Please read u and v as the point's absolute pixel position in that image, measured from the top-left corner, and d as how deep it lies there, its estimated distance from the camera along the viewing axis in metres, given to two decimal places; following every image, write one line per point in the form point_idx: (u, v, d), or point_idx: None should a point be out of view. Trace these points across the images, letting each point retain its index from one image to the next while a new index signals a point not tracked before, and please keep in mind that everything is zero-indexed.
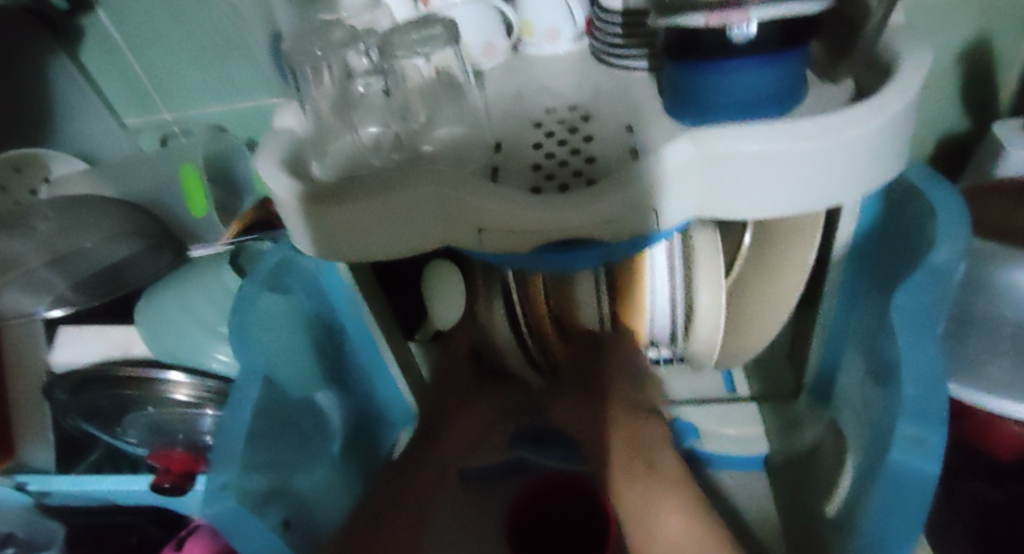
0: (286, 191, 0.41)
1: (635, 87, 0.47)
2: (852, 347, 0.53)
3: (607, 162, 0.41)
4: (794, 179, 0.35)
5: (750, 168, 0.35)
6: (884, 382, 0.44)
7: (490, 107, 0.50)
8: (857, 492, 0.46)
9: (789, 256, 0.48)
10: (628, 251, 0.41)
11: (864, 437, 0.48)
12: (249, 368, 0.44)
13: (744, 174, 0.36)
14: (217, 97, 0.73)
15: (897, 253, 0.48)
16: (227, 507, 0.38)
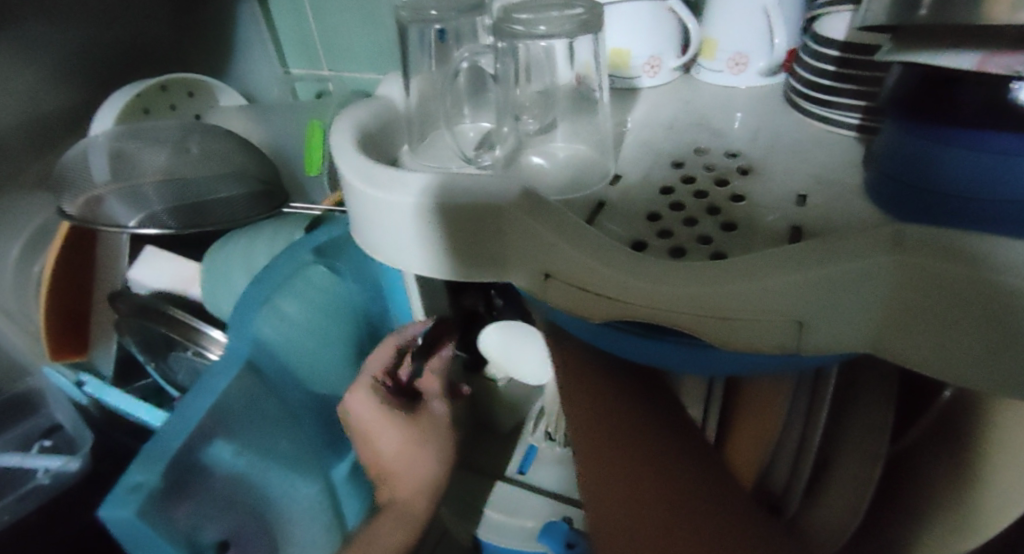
0: (355, 174, 0.32)
1: (827, 150, 0.33)
2: None
3: (755, 233, 0.28)
4: None
5: (979, 313, 0.22)
6: None
7: (627, 131, 0.39)
8: None
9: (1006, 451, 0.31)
10: (726, 368, 0.30)
11: None
12: (236, 352, 0.43)
13: (943, 311, 0.23)
14: (373, 66, 0.70)
15: None
16: (124, 516, 0.35)
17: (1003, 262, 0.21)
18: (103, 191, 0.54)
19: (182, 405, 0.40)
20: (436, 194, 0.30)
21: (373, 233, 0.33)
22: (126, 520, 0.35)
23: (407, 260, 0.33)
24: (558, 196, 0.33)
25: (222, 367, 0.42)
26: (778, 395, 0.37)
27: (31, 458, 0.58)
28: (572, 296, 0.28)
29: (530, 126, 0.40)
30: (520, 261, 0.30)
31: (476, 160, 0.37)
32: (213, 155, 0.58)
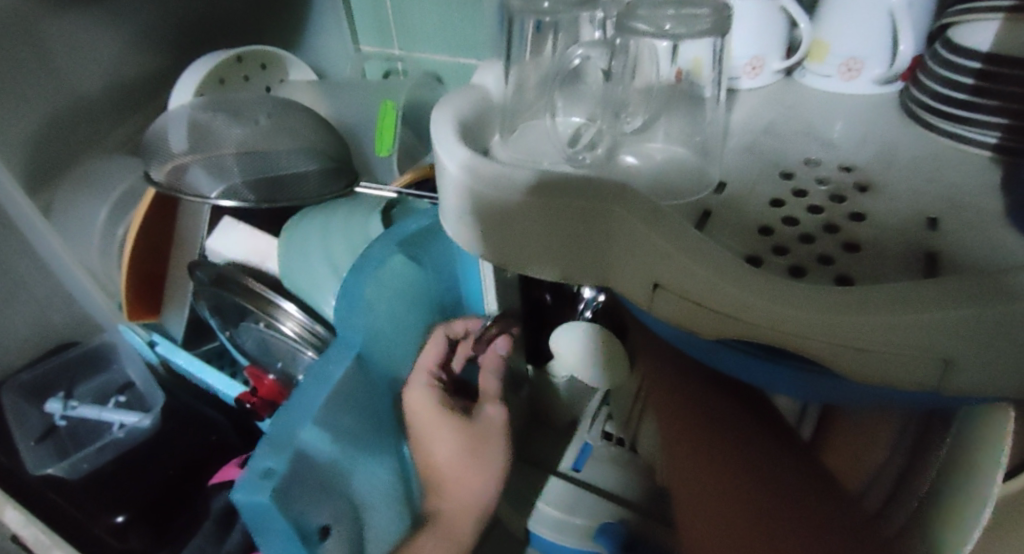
0: (458, 164, 0.31)
1: (951, 169, 0.31)
2: None
3: (881, 260, 0.27)
4: None
5: None
6: None
7: (727, 134, 0.37)
8: None
9: None
10: (835, 395, 0.29)
11: None
12: (347, 341, 0.44)
13: None
14: (448, 47, 0.69)
15: None
16: (254, 499, 0.37)
17: None
18: (185, 160, 0.55)
19: (299, 393, 0.41)
20: (549, 193, 0.29)
21: (470, 228, 0.32)
22: (258, 504, 0.37)
23: (505, 257, 0.32)
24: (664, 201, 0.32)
25: (333, 357, 0.44)
26: (883, 426, 0.34)
27: (108, 413, 0.61)
28: (688, 309, 0.27)
29: (626, 124, 0.39)
30: (630, 267, 0.29)
31: (573, 157, 0.36)
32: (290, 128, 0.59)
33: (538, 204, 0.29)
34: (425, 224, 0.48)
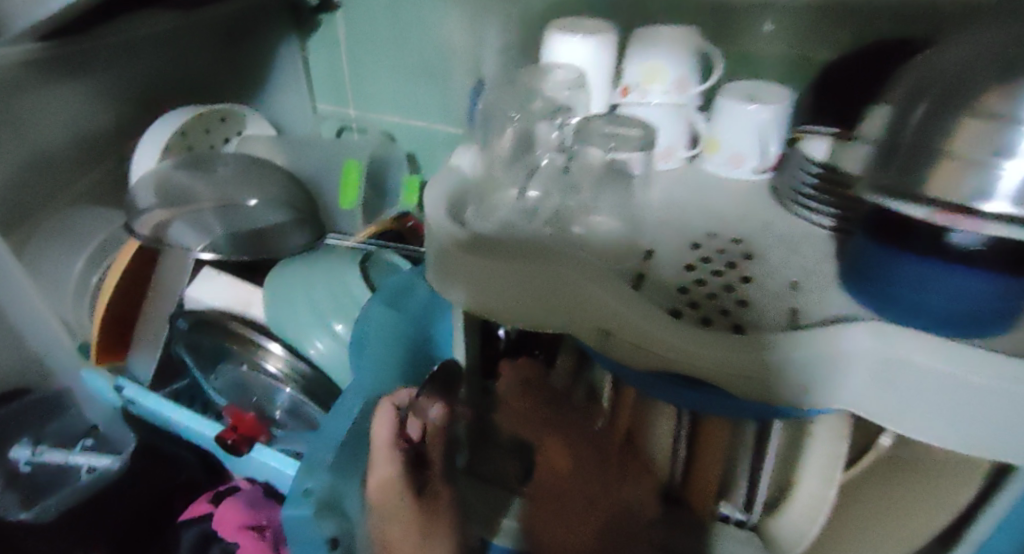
0: (443, 234, 0.42)
1: (804, 242, 0.43)
2: None
3: (761, 312, 0.38)
4: (1001, 427, 0.30)
5: (933, 392, 0.31)
6: None
7: (651, 210, 0.48)
8: None
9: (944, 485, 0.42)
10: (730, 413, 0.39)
11: None
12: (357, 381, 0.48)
13: (904, 383, 0.32)
14: (400, 111, 0.76)
15: None
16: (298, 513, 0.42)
17: (949, 354, 0.31)
18: (169, 218, 0.60)
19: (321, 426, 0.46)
20: (521, 256, 0.40)
21: (456, 282, 0.42)
22: (297, 516, 0.42)
23: (485, 308, 0.41)
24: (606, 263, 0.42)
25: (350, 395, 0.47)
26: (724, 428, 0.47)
27: (76, 457, 0.63)
28: (627, 347, 0.37)
29: (570, 202, 0.48)
30: (585, 318, 0.39)
31: (531, 226, 0.45)
32: (262, 184, 0.65)
33: (515, 265, 0.39)
34: (405, 282, 0.57)
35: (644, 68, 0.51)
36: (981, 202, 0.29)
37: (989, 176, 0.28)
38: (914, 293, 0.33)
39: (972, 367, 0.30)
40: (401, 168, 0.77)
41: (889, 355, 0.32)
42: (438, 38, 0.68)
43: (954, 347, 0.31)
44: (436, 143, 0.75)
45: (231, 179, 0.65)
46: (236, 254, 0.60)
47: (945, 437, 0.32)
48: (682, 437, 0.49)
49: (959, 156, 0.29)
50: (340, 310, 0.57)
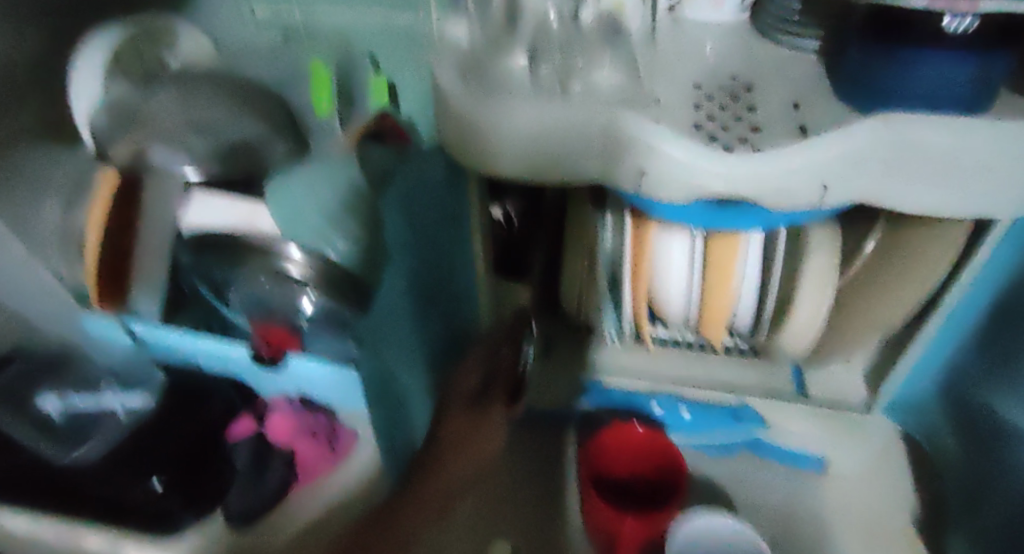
0: (459, 100, 0.44)
1: (796, 71, 0.46)
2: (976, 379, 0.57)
3: (773, 131, 0.40)
4: (986, 183, 0.36)
5: (937, 164, 0.36)
6: (992, 422, 0.56)
7: (652, 58, 0.49)
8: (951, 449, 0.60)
9: (933, 265, 0.45)
10: (754, 220, 0.44)
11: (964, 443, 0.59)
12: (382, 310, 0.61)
13: (917, 157, 0.36)
14: (354, 5, 0.71)
15: None
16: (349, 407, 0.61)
17: (945, 123, 0.36)
18: (143, 143, 0.58)
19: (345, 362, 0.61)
20: (547, 118, 0.42)
21: (483, 146, 0.45)
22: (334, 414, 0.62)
23: (518, 166, 0.45)
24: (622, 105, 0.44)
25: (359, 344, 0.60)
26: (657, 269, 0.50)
27: (110, 398, 0.64)
28: (659, 182, 0.41)
29: (576, 61, 0.49)
30: (619, 162, 0.42)
31: (539, 89, 0.46)
32: (225, 97, 0.63)
33: (546, 124, 0.42)
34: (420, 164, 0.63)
35: None
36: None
37: None
38: (909, 80, 0.37)
39: (963, 136, 0.35)
40: (364, 70, 0.70)
41: (885, 141, 0.36)
42: None
43: (954, 121, 0.36)
44: (396, 38, 0.72)
45: (189, 99, 0.62)
46: (225, 171, 0.58)
47: (928, 202, 0.38)
48: (697, 256, 0.51)
49: None
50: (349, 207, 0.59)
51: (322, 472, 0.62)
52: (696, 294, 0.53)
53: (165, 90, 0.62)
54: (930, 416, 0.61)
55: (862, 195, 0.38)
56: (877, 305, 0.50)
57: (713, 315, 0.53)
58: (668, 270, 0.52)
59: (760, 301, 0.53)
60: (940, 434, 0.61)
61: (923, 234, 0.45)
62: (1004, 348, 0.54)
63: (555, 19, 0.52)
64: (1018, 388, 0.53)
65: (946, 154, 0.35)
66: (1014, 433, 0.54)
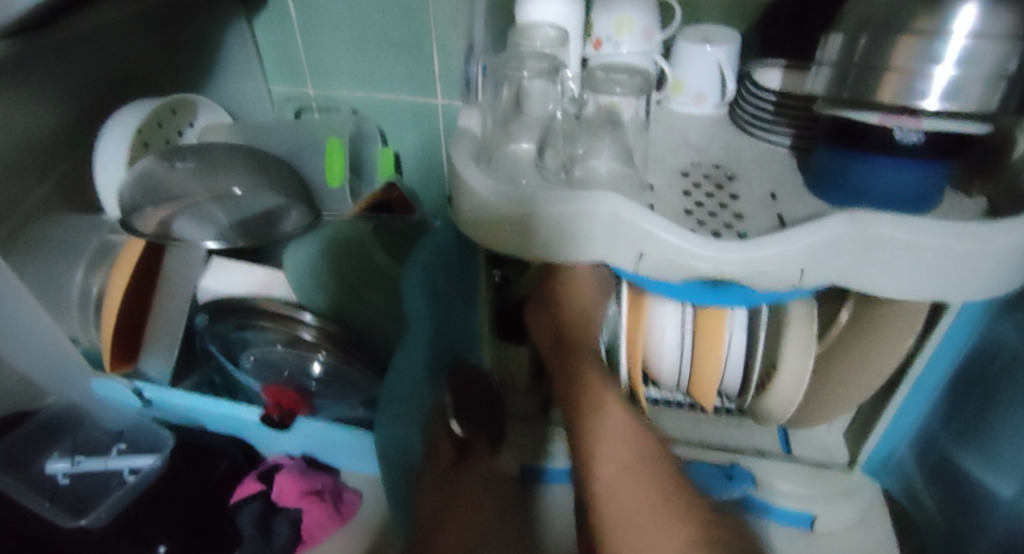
0: (475, 184, 0.49)
1: (769, 163, 0.52)
2: (975, 451, 0.53)
3: (754, 220, 0.46)
4: (941, 274, 0.41)
5: (896, 255, 0.41)
6: (963, 483, 0.54)
7: (644, 145, 0.55)
8: (937, 523, 0.57)
9: (895, 339, 0.51)
10: (734, 301, 0.49)
11: (939, 516, 0.57)
12: None
13: (877, 250, 0.42)
14: (364, 85, 0.74)
15: (988, 376, 0.52)
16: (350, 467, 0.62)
17: (900, 222, 0.41)
18: (169, 214, 0.60)
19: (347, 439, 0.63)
20: (558, 204, 0.46)
21: (498, 225, 0.49)
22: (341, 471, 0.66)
23: (530, 247, 0.49)
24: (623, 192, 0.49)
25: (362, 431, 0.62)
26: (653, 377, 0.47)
27: (118, 461, 0.63)
28: (662, 264, 0.45)
29: (576, 149, 0.54)
30: (621, 247, 0.47)
31: (541, 173, 0.51)
32: (242, 168, 0.64)
33: (557, 210, 0.46)
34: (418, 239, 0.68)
35: (615, 22, 0.57)
36: (918, 102, 0.38)
37: (925, 82, 0.38)
38: (868, 180, 0.43)
39: (919, 233, 0.40)
40: (374, 143, 0.78)
41: (864, 234, 0.41)
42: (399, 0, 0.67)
43: (909, 218, 0.41)
44: (401, 115, 0.75)
45: (206, 169, 0.63)
46: (245, 239, 0.62)
47: (898, 287, 0.43)
48: (685, 323, 0.56)
49: (902, 68, 0.38)
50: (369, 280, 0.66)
51: (326, 537, 0.61)
52: (688, 360, 0.57)
53: (185, 158, 0.64)
54: (908, 476, 0.59)
55: (838, 276, 0.43)
56: (853, 376, 0.54)
57: (704, 383, 0.57)
58: (660, 337, 0.57)
59: (745, 366, 0.57)
60: (920, 494, 0.58)
61: (889, 316, 0.50)
62: (971, 406, 0.53)
63: (561, 115, 0.56)
64: (993, 449, 0.51)
65: (918, 248, 0.41)
66: (985, 493, 0.51)
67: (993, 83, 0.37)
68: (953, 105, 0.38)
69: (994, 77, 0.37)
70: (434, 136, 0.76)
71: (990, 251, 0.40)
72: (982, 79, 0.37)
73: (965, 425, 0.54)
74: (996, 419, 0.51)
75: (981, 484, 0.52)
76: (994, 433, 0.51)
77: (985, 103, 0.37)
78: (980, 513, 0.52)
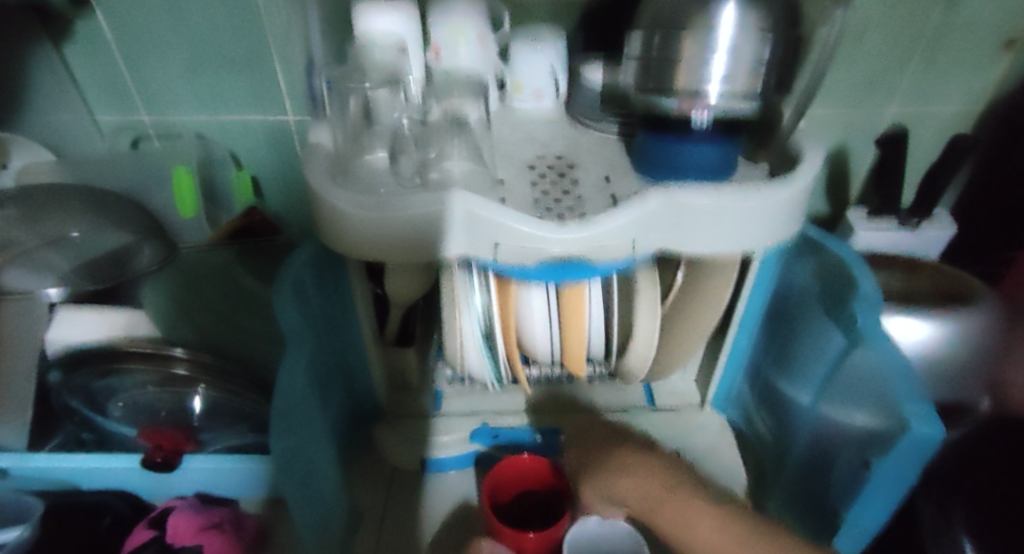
0: (334, 198, 0.50)
1: (604, 147, 0.59)
2: (784, 372, 0.63)
3: (593, 201, 0.52)
4: (740, 230, 0.50)
5: (702, 219, 0.49)
6: (780, 402, 0.64)
7: (492, 146, 0.59)
8: (764, 441, 0.67)
9: (719, 291, 0.60)
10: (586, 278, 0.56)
11: (766, 441, 0.66)
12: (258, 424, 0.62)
13: (688, 218, 0.50)
14: (207, 109, 0.72)
15: (789, 309, 0.63)
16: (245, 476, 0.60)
17: (702, 191, 0.49)
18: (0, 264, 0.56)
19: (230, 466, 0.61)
20: (412, 211, 0.49)
21: (361, 234, 0.51)
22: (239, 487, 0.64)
23: (391, 250, 0.52)
24: (479, 187, 0.53)
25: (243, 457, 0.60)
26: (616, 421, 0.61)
27: None
28: (519, 250, 0.50)
29: (428, 153, 0.57)
30: (477, 240, 0.51)
31: (398, 180, 0.54)
32: (78, 210, 0.60)
33: (411, 216, 0.49)
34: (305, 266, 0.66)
35: (449, 30, 0.60)
36: (706, 86, 0.50)
37: (708, 70, 0.50)
38: (678, 159, 0.50)
39: (717, 198, 0.49)
40: (226, 167, 0.76)
41: (675, 205, 0.49)
42: (232, 21, 0.65)
43: (709, 187, 0.49)
44: (251, 135, 0.74)
45: (33, 216, 0.58)
46: (94, 283, 0.58)
47: (708, 245, 0.51)
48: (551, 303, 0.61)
49: (689, 59, 0.51)
50: (240, 305, 0.65)
51: None
52: (557, 336, 0.63)
53: (5, 207, 0.58)
54: (746, 403, 0.69)
55: (663, 243, 0.51)
56: (691, 328, 0.63)
57: (573, 356, 0.63)
58: (531, 318, 0.62)
59: (606, 332, 0.64)
60: (754, 419, 0.68)
61: (712, 272, 0.59)
62: (780, 335, 0.64)
63: (407, 122, 0.60)
64: (795, 366, 0.62)
65: (718, 214, 0.49)
66: (795, 404, 0.62)
67: (752, 71, 0.50)
68: (731, 86, 0.50)
69: (753, 66, 0.50)
70: (288, 154, 0.76)
71: (771, 205, 0.49)
72: (745, 67, 0.50)
73: (780, 353, 0.64)
74: (796, 340, 0.62)
75: (792, 399, 0.62)
76: (795, 351, 0.62)
77: (748, 88, 0.51)
78: (792, 422, 0.62)
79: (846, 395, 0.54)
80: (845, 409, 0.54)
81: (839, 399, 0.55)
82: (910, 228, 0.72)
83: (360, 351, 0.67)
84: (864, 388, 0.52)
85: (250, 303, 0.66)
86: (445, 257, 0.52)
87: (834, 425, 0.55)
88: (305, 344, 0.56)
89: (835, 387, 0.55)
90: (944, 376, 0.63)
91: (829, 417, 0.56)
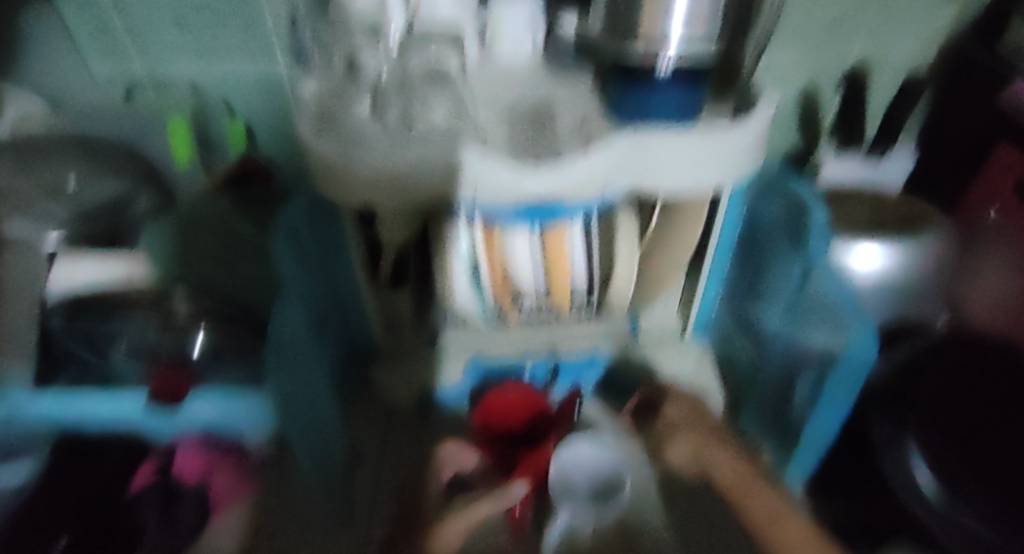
0: (320, 145, 0.53)
1: (579, 95, 0.61)
2: (757, 301, 0.69)
3: (568, 143, 0.55)
4: (701, 168, 0.55)
5: (668, 158, 0.54)
6: (752, 330, 0.70)
7: (477, 90, 0.62)
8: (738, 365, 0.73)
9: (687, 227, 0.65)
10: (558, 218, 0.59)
11: (741, 365, 0.72)
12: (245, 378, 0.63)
13: (656, 157, 0.54)
14: (199, 57, 0.74)
15: (759, 243, 0.68)
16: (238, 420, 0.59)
17: (668, 133, 0.54)
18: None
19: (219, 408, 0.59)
20: (403, 157, 0.53)
21: (349, 185, 0.54)
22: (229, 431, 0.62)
23: (379, 198, 0.54)
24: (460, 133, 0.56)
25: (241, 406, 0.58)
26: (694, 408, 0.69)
27: None
28: (495, 193, 0.54)
29: (413, 104, 0.59)
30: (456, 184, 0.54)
31: (384, 125, 0.57)
32: (74, 162, 0.64)
33: (399, 162, 0.53)
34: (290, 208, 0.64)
35: None
36: (664, 42, 0.53)
37: (666, 29, 0.53)
38: (643, 104, 0.55)
39: (682, 138, 0.53)
40: (221, 115, 0.77)
41: (643, 145, 0.53)
42: None
43: (674, 129, 0.54)
44: (242, 85, 0.76)
45: (28, 167, 0.62)
46: (90, 229, 0.61)
47: (672, 183, 0.55)
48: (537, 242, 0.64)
49: (653, 15, 0.53)
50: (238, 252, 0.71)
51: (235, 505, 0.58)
52: (542, 275, 0.66)
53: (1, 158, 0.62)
54: (724, 330, 0.75)
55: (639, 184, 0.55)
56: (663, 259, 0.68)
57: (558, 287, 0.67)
58: (518, 259, 0.65)
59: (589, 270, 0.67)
60: (732, 346, 0.74)
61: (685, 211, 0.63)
62: (753, 268, 0.70)
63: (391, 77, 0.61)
64: (765, 296, 0.67)
65: (687, 151, 0.54)
66: (766, 330, 0.67)
67: (710, 33, 0.53)
68: (688, 47, 0.53)
69: (710, 32, 0.53)
70: (279, 103, 0.78)
71: (728, 145, 0.54)
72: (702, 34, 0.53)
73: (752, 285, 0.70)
74: (767, 272, 0.67)
75: (762, 326, 0.68)
76: (766, 282, 0.67)
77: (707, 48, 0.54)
78: (764, 348, 0.68)
79: (814, 319, 0.60)
80: (812, 333, 0.60)
81: (808, 324, 0.61)
82: (875, 161, 0.76)
83: (355, 291, 0.70)
84: (830, 312, 0.57)
85: (245, 251, 0.71)
86: (429, 202, 0.55)
87: (804, 347, 0.61)
88: (301, 286, 0.60)
89: (805, 313, 0.61)
90: (901, 298, 0.69)
91: (799, 341, 0.62)
